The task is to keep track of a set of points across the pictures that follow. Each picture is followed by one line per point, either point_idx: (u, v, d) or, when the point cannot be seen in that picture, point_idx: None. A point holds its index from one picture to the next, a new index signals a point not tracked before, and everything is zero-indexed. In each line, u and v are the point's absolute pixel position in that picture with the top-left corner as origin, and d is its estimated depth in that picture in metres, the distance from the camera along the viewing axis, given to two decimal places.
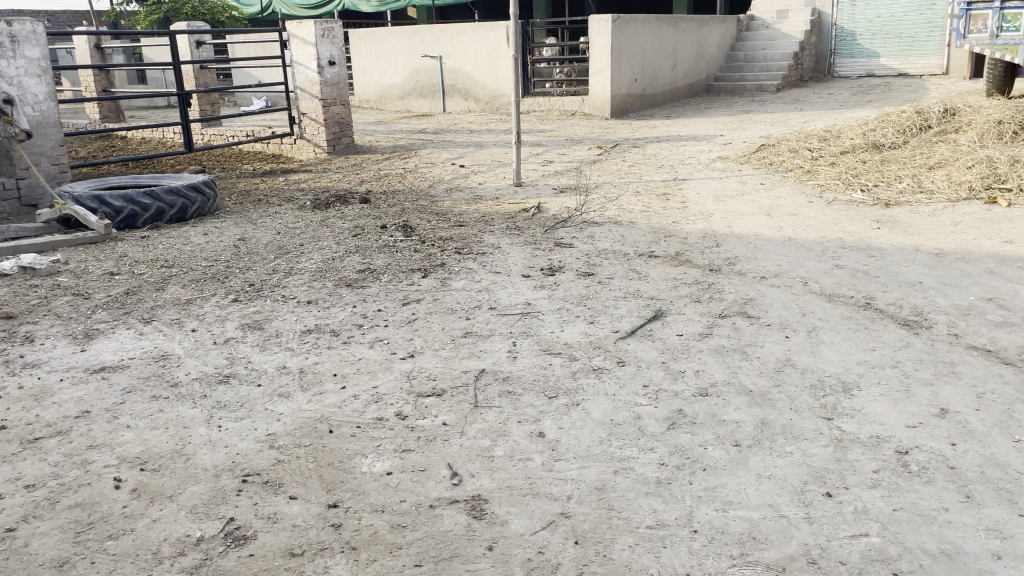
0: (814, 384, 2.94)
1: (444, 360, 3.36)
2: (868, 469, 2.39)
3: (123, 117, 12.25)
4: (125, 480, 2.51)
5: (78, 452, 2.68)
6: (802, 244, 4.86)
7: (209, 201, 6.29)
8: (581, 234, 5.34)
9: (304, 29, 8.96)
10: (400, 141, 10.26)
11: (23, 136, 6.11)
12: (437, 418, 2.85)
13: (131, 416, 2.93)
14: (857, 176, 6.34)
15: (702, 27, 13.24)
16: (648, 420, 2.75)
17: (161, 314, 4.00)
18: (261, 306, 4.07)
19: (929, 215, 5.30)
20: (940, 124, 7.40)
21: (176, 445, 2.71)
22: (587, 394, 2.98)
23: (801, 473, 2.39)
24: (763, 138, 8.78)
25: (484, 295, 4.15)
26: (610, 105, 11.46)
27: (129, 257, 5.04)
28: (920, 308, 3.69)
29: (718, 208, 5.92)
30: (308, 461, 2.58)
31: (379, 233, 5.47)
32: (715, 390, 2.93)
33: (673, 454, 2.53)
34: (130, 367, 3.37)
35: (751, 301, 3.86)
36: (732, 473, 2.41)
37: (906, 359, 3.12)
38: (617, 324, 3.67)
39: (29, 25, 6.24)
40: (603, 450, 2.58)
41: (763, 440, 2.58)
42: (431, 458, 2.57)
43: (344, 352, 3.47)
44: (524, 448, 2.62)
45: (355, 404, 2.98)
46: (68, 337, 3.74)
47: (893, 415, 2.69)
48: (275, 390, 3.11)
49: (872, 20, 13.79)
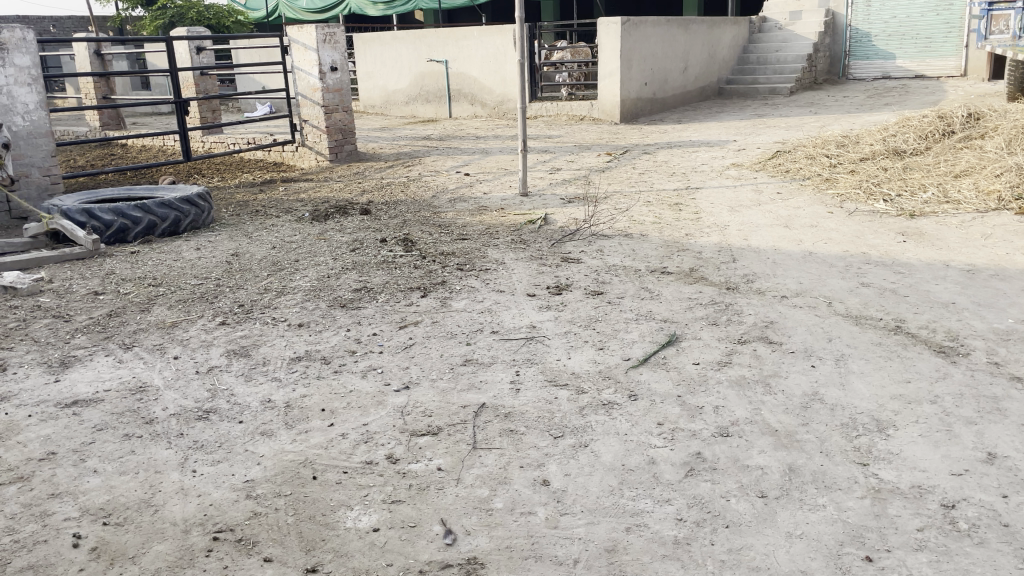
0: (845, 423, 2.68)
1: (442, 393, 3.11)
2: (911, 528, 2.13)
3: (123, 124, 12.06)
4: (85, 537, 2.27)
5: (37, 503, 2.45)
6: (823, 259, 4.60)
7: (204, 214, 6.05)
8: (590, 248, 5.09)
9: (305, 34, 8.76)
10: (404, 148, 10.02)
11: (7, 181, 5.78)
12: (432, 462, 2.60)
13: (99, 458, 2.69)
14: (879, 185, 6.07)
15: (713, 29, 12.98)
16: (663, 466, 2.49)
17: (143, 340, 3.76)
18: (249, 330, 3.83)
19: (957, 227, 5.04)
20: (964, 130, 7.12)
21: (145, 494, 2.47)
22: (596, 434, 2.72)
23: (837, 533, 2.13)
24: (778, 143, 8.51)
25: (487, 317, 3.90)
26: (619, 109, 11.21)
27: (117, 275, 4.82)
28: (955, 332, 3.42)
29: (733, 219, 5.67)
30: (288, 514, 2.34)
31: (378, 247, 5.25)
32: (736, 430, 2.67)
33: (692, 507, 2.27)
34: (105, 401, 3.13)
35: (772, 325, 3.59)
36: (759, 532, 2.15)
37: (945, 394, 2.85)
38: (629, 350, 3.42)
39: (19, 32, 6.04)
40: (613, 502, 2.32)
41: (792, 491, 2.32)
42: (423, 512, 2.33)
43: (335, 383, 3.23)
44: (527, 499, 2.37)
45: (343, 444, 2.73)
46: (43, 365, 3.51)
47: (935, 460, 2.43)
48: (258, 428, 2.87)
49: (888, 20, 13.48)
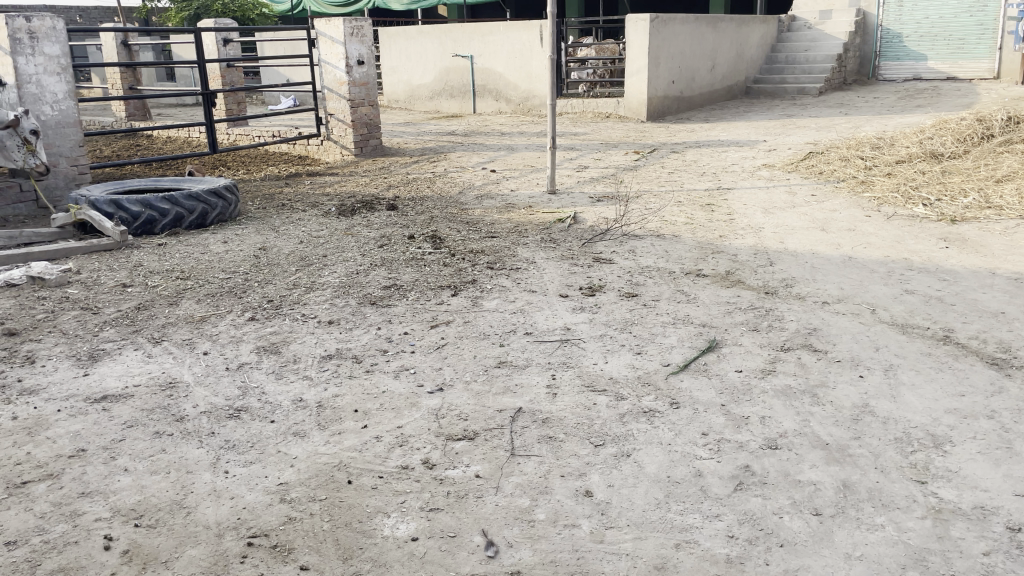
0: (899, 437, 2.58)
1: (477, 396, 3.03)
2: (977, 551, 2.04)
3: (148, 115, 12.07)
4: (116, 539, 2.21)
5: (67, 502, 2.39)
6: (863, 264, 4.49)
7: (231, 207, 6.01)
8: (621, 248, 5.00)
9: (333, 26, 8.70)
10: (429, 143, 9.95)
11: (42, 169, 5.51)
12: (469, 468, 2.52)
13: (130, 456, 2.64)
14: (917, 188, 5.94)
15: (742, 28, 12.81)
16: (711, 479, 2.40)
17: (173, 334, 3.71)
18: (279, 326, 3.77)
19: (1001, 234, 4.90)
20: (1004, 134, 6.96)
21: (177, 495, 2.41)
22: (638, 443, 2.63)
23: (898, 556, 2.03)
24: (809, 145, 8.36)
25: (520, 318, 3.81)
26: (646, 107, 11.10)
27: (144, 267, 4.78)
28: (1007, 343, 3.31)
29: (768, 221, 5.55)
30: (323, 520, 2.28)
31: (407, 244, 5.18)
32: (785, 442, 2.57)
33: (743, 524, 2.18)
34: (134, 397, 3.08)
35: (816, 332, 3.49)
36: (816, 553, 2.06)
37: (1002, 408, 2.74)
38: (668, 355, 3.33)
39: (49, 21, 6.03)
40: (660, 516, 2.24)
41: (847, 509, 2.23)
42: (463, 521, 2.25)
43: (367, 383, 3.16)
44: (570, 510, 2.29)
45: (377, 448, 2.66)
46: (71, 358, 3.46)
47: (996, 480, 2.33)
48: (290, 428, 2.81)
49: (920, 21, 13.25)
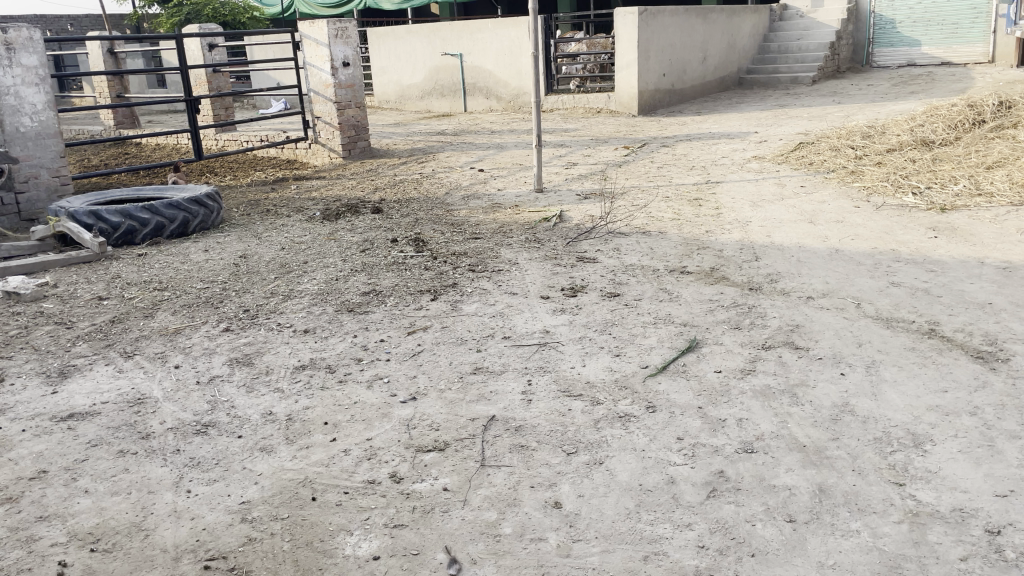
0: (878, 437, 2.50)
1: (450, 404, 2.97)
2: (953, 557, 1.97)
3: (138, 123, 12.01)
4: (70, 565, 2.15)
5: (23, 526, 2.33)
6: (850, 256, 4.41)
7: (213, 215, 5.94)
8: (606, 246, 4.93)
9: (317, 29, 8.62)
10: (418, 144, 9.87)
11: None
12: (437, 481, 2.46)
13: (91, 477, 2.58)
14: (907, 177, 5.85)
15: (733, 18, 12.71)
16: (684, 486, 2.33)
17: (145, 348, 3.65)
18: (254, 337, 3.71)
19: (991, 221, 4.82)
20: (995, 119, 6.87)
21: (137, 517, 2.35)
22: (612, 450, 2.57)
23: (872, 563, 1.97)
24: (800, 135, 8.28)
25: (499, 322, 3.74)
26: (637, 101, 11.01)
27: (122, 279, 4.72)
28: (993, 336, 3.23)
29: (755, 215, 5.48)
30: (284, 540, 2.22)
31: (389, 248, 5.11)
32: (761, 445, 2.51)
33: (714, 533, 2.12)
34: (101, 415, 3.01)
35: (798, 329, 3.41)
36: (788, 562, 1.99)
37: (986, 405, 2.66)
38: (647, 357, 3.26)
39: (25, 32, 5.96)
40: (630, 527, 2.17)
41: (822, 514, 2.16)
42: (427, 538, 2.19)
43: (339, 394, 3.09)
44: (537, 523, 2.22)
45: (345, 462, 2.60)
46: (41, 375, 3.40)
47: (977, 480, 2.26)
48: (257, 444, 2.74)
49: (913, 7, 13.15)
